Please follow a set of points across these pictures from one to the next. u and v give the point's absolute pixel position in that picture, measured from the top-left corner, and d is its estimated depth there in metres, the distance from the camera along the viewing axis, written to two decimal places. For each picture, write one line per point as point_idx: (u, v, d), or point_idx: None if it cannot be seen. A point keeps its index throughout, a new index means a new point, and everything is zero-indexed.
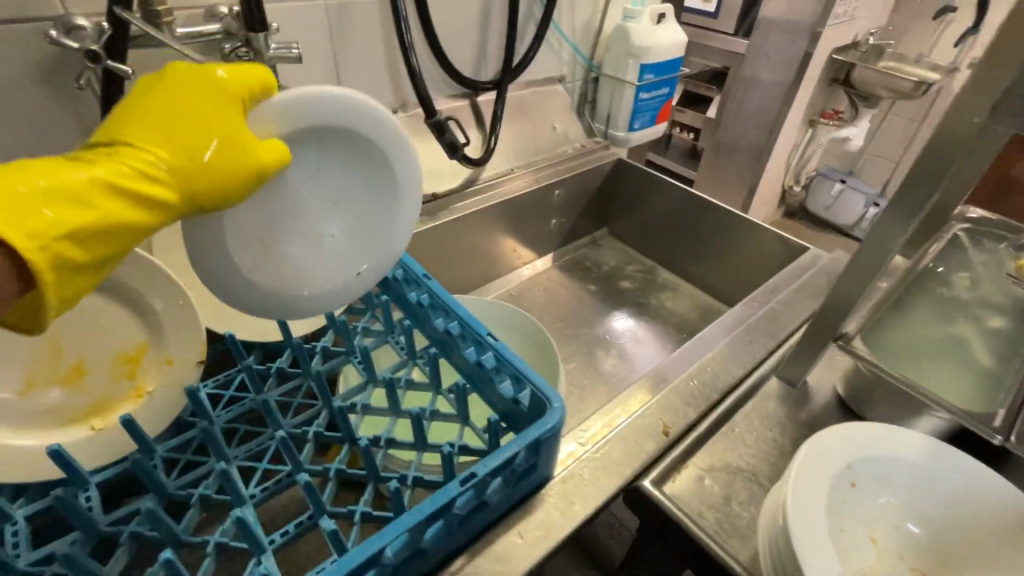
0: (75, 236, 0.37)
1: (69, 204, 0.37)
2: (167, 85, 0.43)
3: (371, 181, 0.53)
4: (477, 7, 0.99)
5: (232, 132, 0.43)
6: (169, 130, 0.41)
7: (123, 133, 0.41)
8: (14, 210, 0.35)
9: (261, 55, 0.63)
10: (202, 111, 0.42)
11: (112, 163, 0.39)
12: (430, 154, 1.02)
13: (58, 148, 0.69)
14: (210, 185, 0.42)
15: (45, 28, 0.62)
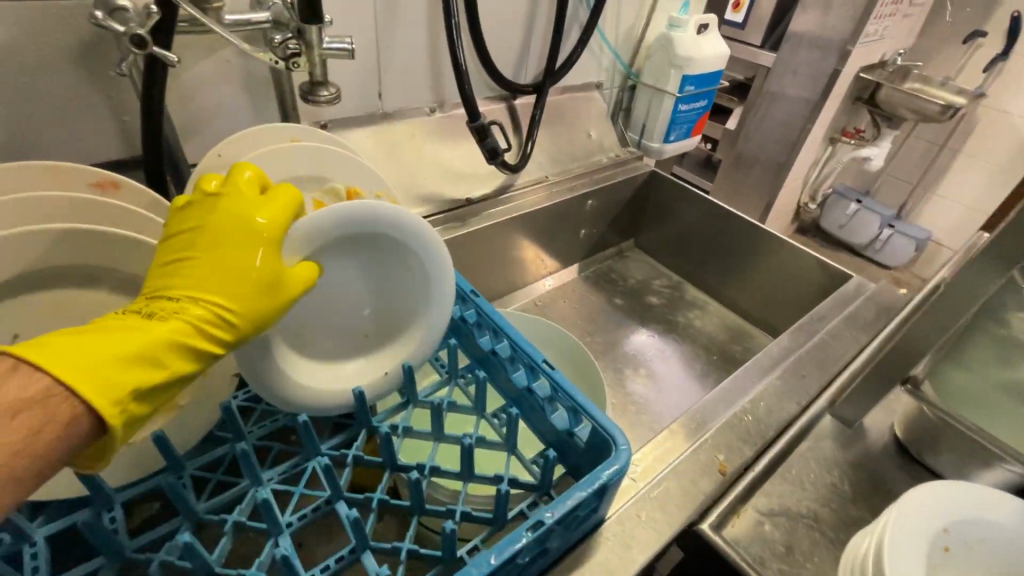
0: (145, 391, 0.38)
1: (140, 363, 0.38)
2: (215, 227, 0.44)
3: (400, 276, 0.57)
4: (522, 7, 0.95)
5: (277, 271, 0.45)
6: (219, 271, 0.44)
7: (175, 289, 0.43)
8: (95, 375, 0.35)
9: (314, 48, 0.59)
10: (245, 248, 0.44)
11: (171, 315, 0.41)
12: (465, 158, 0.98)
13: (89, 134, 0.65)
14: (264, 312, 0.45)
15: (84, 7, 0.58)
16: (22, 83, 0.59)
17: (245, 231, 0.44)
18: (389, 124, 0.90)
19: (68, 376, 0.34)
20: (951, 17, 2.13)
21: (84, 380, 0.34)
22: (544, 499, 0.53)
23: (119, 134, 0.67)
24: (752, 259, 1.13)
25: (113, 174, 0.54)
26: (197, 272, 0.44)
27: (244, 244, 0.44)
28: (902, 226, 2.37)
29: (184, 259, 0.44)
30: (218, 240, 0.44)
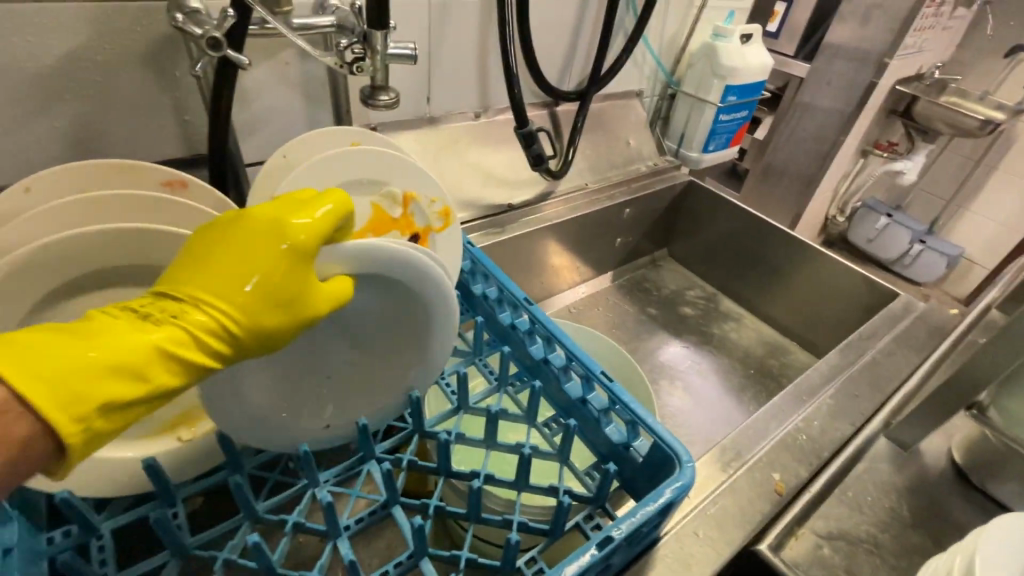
0: (115, 406, 0.33)
1: (117, 374, 0.32)
2: (241, 224, 0.38)
3: (404, 312, 0.50)
4: (571, 15, 0.95)
5: (295, 286, 0.38)
6: (228, 275, 0.37)
7: (182, 286, 0.36)
8: (58, 383, 0.30)
9: (378, 52, 0.60)
10: (266, 258, 0.37)
11: (168, 320, 0.35)
12: (507, 164, 0.98)
13: (152, 133, 0.66)
14: (274, 328, 0.38)
15: (157, 11, 0.59)
16: (94, 82, 0.60)
17: (275, 235, 0.37)
18: (437, 128, 0.91)
19: (29, 385, 0.29)
20: (993, 30, 2.08)
21: (48, 395, 0.29)
22: (599, 513, 0.53)
23: (181, 133, 0.68)
24: (791, 273, 1.12)
25: (182, 174, 0.55)
26: (205, 273, 0.37)
27: (261, 253, 0.37)
28: (934, 241, 2.32)
29: (198, 255, 0.38)
30: (238, 242, 0.38)
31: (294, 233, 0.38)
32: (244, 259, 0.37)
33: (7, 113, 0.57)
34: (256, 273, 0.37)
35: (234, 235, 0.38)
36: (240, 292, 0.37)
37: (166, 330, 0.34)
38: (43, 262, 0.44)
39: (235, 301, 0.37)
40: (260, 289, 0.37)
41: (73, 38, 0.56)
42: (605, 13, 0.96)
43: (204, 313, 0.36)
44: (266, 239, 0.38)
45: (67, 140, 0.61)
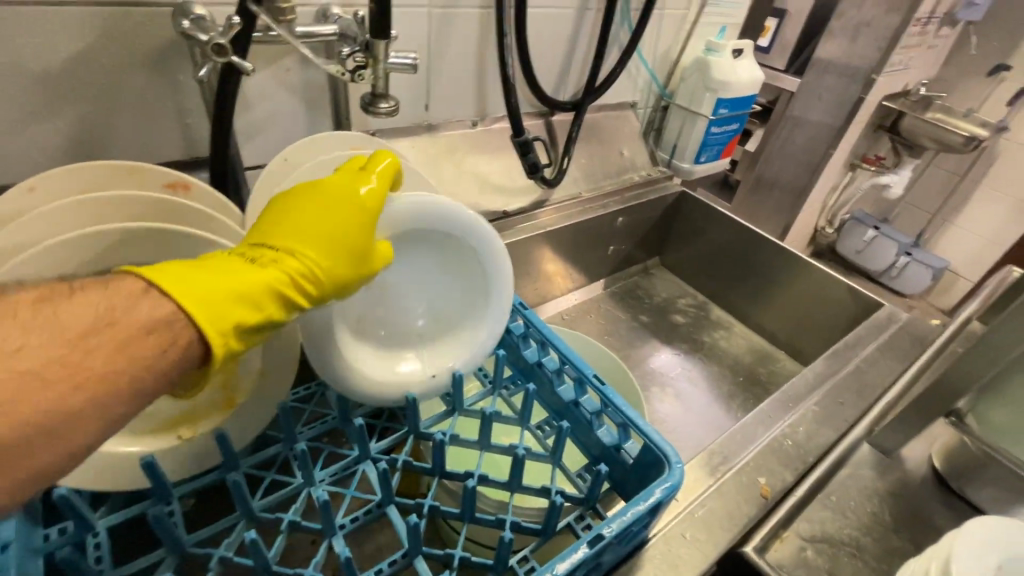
0: (241, 329, 0.40)
1: (244, 302, 0.40)
2: (318, 193, 0.48)
3: (458, 285, 0.63)
4: (567, 26, 0.97)
5: (362, 241, 0.49)
6: (316, 229, 0.47)
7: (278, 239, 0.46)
8: (210, 300, 0.37)
9: (380, 61, 0.61)
10: (343, 218, 0.48)
11: (272, 265, 0.44)
12: (503, 171, 1.00)
13: (155, 136, 0.67)
14: (346, 279, 0.49)
15: (162, 14, 0.60)
16: (98, 84, 0.61)
17: (350, 196, 0.49)
18: (435, 135, 0.93)
19: (187, 304, 0.36)
20: (976, 49, 2.14)
21: (202, 311, 0.37)
22: (590, 513, 0.54)
23: (183, 135, 0.69)
24: (780, 282, 1.14)
25: (185, 177, 0.55)
26: (292, 227, 0.47)
27: (340, 209, 0.48)
28: (920, 254, 2.37)
29: (281, 214, 0.47)
30: (317, 202, 0.48)
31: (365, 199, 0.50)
32: (327, 216, 0.47)
33: (10, 113, 0.57)
34: (339, 226, 0.48)
35: (315, 197, 0.48)
36: (329, 240, 0.47)
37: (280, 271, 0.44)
38: (48, 260, 0.45)
39: (326, 249, 0.47)
40: (343, 239, 0.48)
41: (79, 41, 0.57)
42: (601, 26, 0.98)
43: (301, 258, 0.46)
44: (338, 205, 0.48)
45: (69, 140, 0.62)
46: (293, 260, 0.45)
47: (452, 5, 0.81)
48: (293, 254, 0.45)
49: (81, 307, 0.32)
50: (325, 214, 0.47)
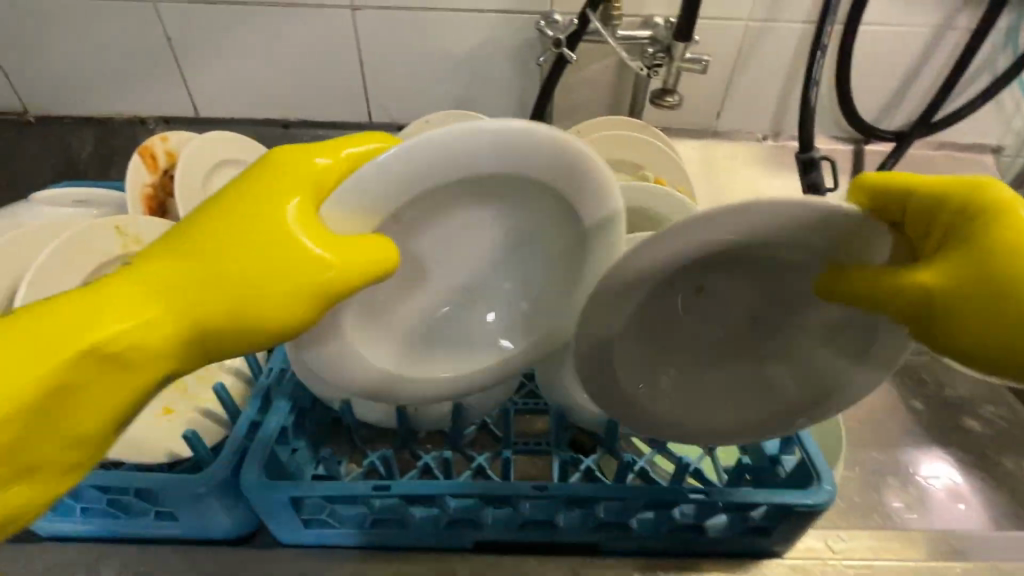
0: (226, 294, 0.35)
1: (201, 284, 0.35)
2: (245, 210, 0.36)
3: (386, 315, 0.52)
4: (918, 46, 0.86)
5: (252, 269, 0.35)
6: (206, 279, 0.35)
7: (164, 276, 0.35)
8: (202, 291, 0.35)
9: (675, 60, 0.72)
10: (286, 257, 0.35)
11: (195, 281, 0.35)
12: (776, 189, 0.97)
13: (503, 106, 0.94)
14: (269, 321, 0.36)
15: (532, 19, 0.84)
16: (482, 65, 0.89)
17: (288, 238, 0.36)
18: (718, 140, 0.97)
19: (165, 301, 0.34)
20: None
21: (190, 296, 0.35)
22: None
23: (520, 108, 0.94)
24: None
25: (507, 130, 0.77)
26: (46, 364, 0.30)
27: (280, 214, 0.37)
28: None
29: (208, 225, 0.36)
30: (254, 225, 0.36)
31: (324, 258, 0.36)
32: (272, 245, 0.36)
33: (433, 82, 0.91)
34: (304, 257, 0.36)
35: (251, 215, 0.36)
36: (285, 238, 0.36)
37: (172, 308, 0.34)
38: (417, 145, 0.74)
39: (80, 410, 0.32)
40: (295, 268, 0.36)
41: (481, 37, 0.86)
42: (964, 50, 0.84)
43: (219, 269, 0.35)
44: (262, 228, 0.36)
45: (455, 101, 0.93)
46: (105, 320, 0.33)
47: (774, 19, 0.83)
48: (201, 272, 0.35)
49: (104, 391, 0.33)
50: (263, 231, 0.36)
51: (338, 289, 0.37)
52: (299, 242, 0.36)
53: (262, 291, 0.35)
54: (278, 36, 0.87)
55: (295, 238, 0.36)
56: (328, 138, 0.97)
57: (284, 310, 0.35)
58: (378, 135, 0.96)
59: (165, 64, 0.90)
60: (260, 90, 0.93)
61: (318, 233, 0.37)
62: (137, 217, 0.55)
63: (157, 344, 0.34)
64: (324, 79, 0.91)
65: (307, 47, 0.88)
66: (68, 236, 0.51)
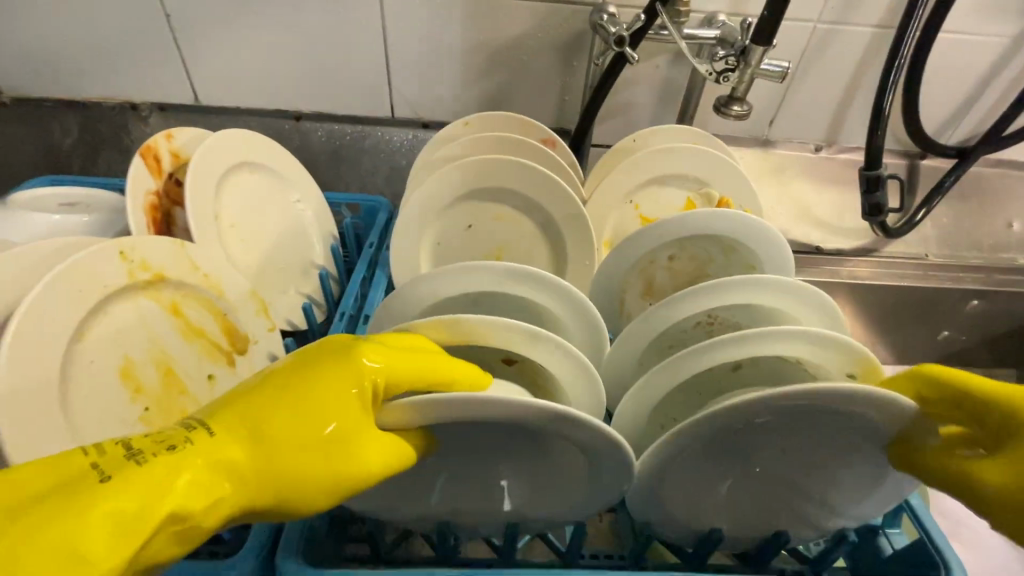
0: (300, 444, 0.34)
1: (282, 420, 0.34)
2: (311, 365, 0.37)
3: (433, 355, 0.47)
4: (990, 57, 0.80)
5: (340, 418, 0.35)
6: (288, 410, 0.34)
7: (237, 420, 0.33)
8: (279, 427, 0.34)
9: (750, 66, 0.64)
10: (353, 401, 0.36)
11: (257, 440, 0.33)
12: (826, 204, 0.91)
13: (541, 106, 0.86)
14: (322, 482, 0.35)
15: (582, 10, 0.76)
16: (521, 59, 0.81)
17: (358, 392, 0.36)
18: (768, 150, 0.90)
19: (244, 441, 0.33)
20: None
21: (262, 440, 0.33)
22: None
23: (559, 108, 0.86)
24: None
25: (555, 136, 0.69)
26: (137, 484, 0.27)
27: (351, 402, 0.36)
28: None
29: (275, 383, 0.36)
30: (323, 379, 0.36)
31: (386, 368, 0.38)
32: (339, 398, 0.36)
33: (465, 75, 0.82)
34: (362, 410, 0.36)
35: (325, 370, 0.36)
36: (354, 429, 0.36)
37: (249, 440, 0.33)
38: (458, 150, 0.65)
39: (126, 536, 0.26)
40: (357, 425, 0.36)
41: (523, 28, 0.78)
42: None
43: (285, 416, 0.34)
44: (327, 378, 0.36)
45: (487, 97, 0.85)
46: (185, 465, 0.30)
47: (843, 21, 0.76)
48: (275, 421, 0.34)
49: (179, 499, 0.29)
50: (328, 388, 0.36)
51: (378, 471, 0.37)
52: (336, 415, 0.35)
53: (331, 451, 0.35)
54: (295, 17, 0.77)
55: (367, 382, 0.37)
56: (344, 134, 0.88)
57: (372, 463, 0.36)
58: (400, 132, 0.87)
59: (163, 43, 0.79)
60: (270, 77, 0.83)
61: (376, 366, 0.37)
62: (146, 237, 0.46)
63: (234, 482, 0.32)
64: (344, 68, 0.82)
65: (327, 31, 0.78)
66: (67, 264, 0.41)
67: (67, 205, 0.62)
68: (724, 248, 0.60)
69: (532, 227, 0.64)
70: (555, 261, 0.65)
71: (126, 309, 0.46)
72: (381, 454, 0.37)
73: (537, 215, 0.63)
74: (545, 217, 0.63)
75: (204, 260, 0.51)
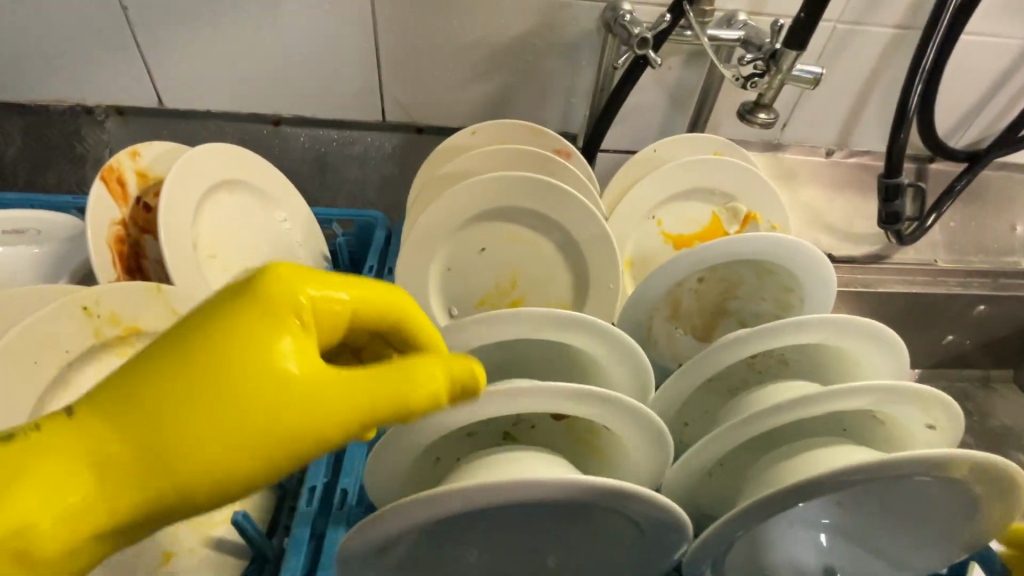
0: (207, 411, 0.24)
1: (177, 382, 0.25)
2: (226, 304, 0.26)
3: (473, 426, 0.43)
4: (1005, 60, 0.78)
5: (260, 368, 0.25)
6: (183, 375, 0.25)
7: (125, 391, 0.25)
8: (172, 394, 0.25)
9: (781, 72, 0.60)
10: (282, 350, 0.25)
11: (148, 409, 0.24)
12: (837, 210, 0.88)
13: (545, 109, 0.80)
14: (251, 460, 0.25)
15: (592, 7, 0.70)
16: (525, 59, 0.74)
17: (288, 329, 0.26)
18: (779, 155, 0.86)
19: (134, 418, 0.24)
20: None
21: (158, 407, 0.24)
22: None
23: (564, 111, 0.80)
24: None
25: (570, 146, 0.63)
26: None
27: (268, 359, 0.25)
28: None
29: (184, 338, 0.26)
30: (237, 323, 0.26)
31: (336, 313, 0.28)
32: (251, 348, 0.25)
33: (463, 76, 0.76)
34: (293, 363, 0.25)
35: (239, 313, 0.26)
36: (302, 384, 0.26)
37: (136, 418, 0.24)
38: (467, 165, 0.59)
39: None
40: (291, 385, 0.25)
41: (527, 26, 0.71)
42: None
43: (185, 379, 0.25)
44: (242, 322, 0.26)
45: (488, 100, 0.78)
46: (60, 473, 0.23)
47: (864, 22, 0.73)
48: (172, 385, 0.25)
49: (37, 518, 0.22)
50: (243, 332, 0.25)
51: (332, 439, 0.26)
52: (280, 354, 0.25)
53: (259, 416, 0.25)
54: (273, 11, 0.68)
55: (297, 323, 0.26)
56: (330, 139, 0.80)
57: (322, 429, 0.26)
58: (392, 137, 0.80)
59: (119, 41, 0.70)
60: (244, 78, 0.74)
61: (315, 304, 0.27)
62: (110, 286, 0.41)
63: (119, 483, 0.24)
64: (329, 68, 0.74)
65: (311, 27, 0.70)
66: (15, 333, 0.37)
67: (14, 232, 0.57)
68: (760, 271, 0.56)
69: (551, 250, 0.58)
70: (575, 286, 0.60)
71: (94, 375, 0.42)
72: (343, 419, 0.26)
73: (556, 238, 0.58)
74: (567, 241, 0.58)
75: (185, 305, 0.45)
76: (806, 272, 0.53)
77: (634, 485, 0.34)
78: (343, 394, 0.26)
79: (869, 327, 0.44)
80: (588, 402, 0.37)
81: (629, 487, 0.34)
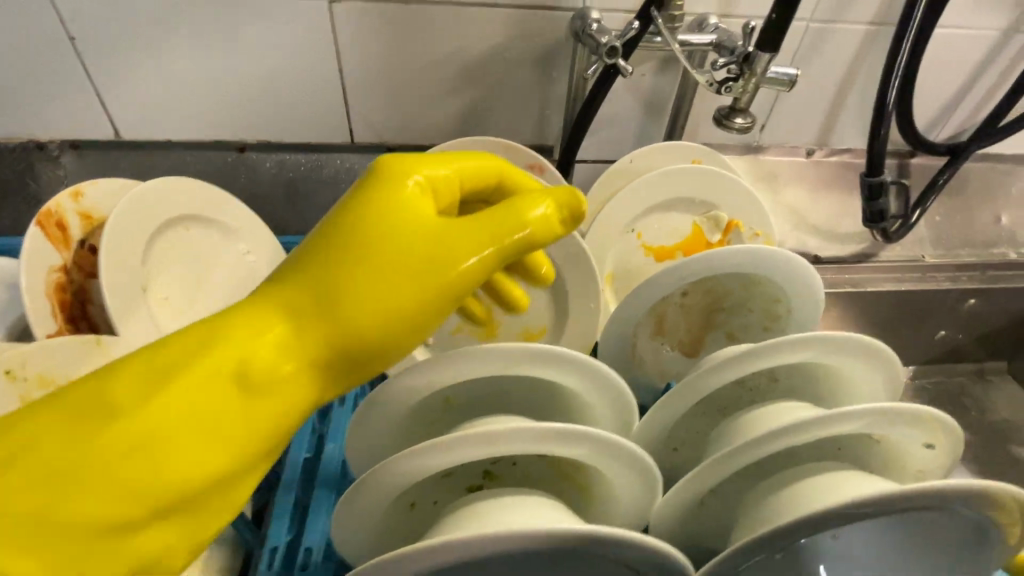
0: (361, 255, 0.33)
1: (344, 239, 0.34)
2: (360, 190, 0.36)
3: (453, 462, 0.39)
4: (980, 53, 0.77)
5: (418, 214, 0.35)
6: (347, 236, 0.34)
7: (297, 267, 0.33)
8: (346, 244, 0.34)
9: (755, 75, 0.58)
10: (418, 204, 0.35)
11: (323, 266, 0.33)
12: (821, 209, 0.87)
13: (518, 121, 0.77)
14: (423, 289, 0.33)
15: (560, 17, 0.68)
16: (494, 72, 0.72)
17: (420, 190, 0.36)
18: (760, 157, 0.85)
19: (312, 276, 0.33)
20: None
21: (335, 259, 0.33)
22: None
23: (538, 123, 0.78)
24: None
25: (543, 160, 0.61)
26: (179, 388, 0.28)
27: (400, 213, 0.34)
28: None
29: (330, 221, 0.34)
30: (376, 202, 0.35)
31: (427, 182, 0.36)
32: (398, 209, 0.34)
33: (432, 93, 0.73)
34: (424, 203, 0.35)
35: (369, 197, 0.35)
36: (436, 239, 0.34)
37: (318, 278, 0.33)
38: None
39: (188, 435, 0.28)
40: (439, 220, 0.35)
41: (495, 39, 0.69)
42: None
43: (349, 237, 0.33)
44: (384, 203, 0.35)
45: (458, 115, 0.76)
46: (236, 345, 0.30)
47: (837, 20, 0.72)
48: (337, 243, 0.33)
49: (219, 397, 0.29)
50: (392, 206, 0.35)
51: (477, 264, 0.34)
52: (413, 185, 0.36)
53: (422, 246, 0.34)
54: (230, 35, 0.66)
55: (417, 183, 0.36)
56: (298, 164, 0.77)
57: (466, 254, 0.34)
58: (361, 158, 0.77)
59: (69, 70, 0.67)
60: (205, 105, 0.71)
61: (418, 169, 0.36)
62: (38, 345, 0.40)
63: (307, 332, 0.32)
64: (292, 91, 0.71)
65: (270, 50, 0.68)
66: None
67: None
68: (747, 285, 0.54)
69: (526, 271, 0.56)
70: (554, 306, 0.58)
71: None
72: (482, 236, 0.35)
73: None
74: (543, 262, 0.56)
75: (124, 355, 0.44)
76: (792, 284, 0.51)
77: (625, 532, 0.32)
78: (469, 233, 0.35)
79: (861, 344, 0.41)
80: (574, 442, 0.35)
81: (622, 536, 0.32)
